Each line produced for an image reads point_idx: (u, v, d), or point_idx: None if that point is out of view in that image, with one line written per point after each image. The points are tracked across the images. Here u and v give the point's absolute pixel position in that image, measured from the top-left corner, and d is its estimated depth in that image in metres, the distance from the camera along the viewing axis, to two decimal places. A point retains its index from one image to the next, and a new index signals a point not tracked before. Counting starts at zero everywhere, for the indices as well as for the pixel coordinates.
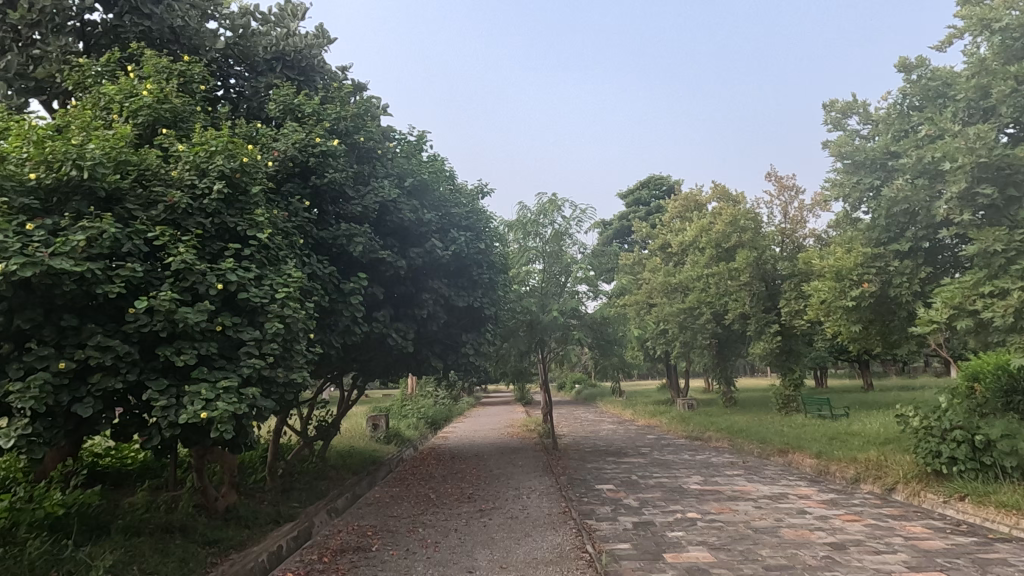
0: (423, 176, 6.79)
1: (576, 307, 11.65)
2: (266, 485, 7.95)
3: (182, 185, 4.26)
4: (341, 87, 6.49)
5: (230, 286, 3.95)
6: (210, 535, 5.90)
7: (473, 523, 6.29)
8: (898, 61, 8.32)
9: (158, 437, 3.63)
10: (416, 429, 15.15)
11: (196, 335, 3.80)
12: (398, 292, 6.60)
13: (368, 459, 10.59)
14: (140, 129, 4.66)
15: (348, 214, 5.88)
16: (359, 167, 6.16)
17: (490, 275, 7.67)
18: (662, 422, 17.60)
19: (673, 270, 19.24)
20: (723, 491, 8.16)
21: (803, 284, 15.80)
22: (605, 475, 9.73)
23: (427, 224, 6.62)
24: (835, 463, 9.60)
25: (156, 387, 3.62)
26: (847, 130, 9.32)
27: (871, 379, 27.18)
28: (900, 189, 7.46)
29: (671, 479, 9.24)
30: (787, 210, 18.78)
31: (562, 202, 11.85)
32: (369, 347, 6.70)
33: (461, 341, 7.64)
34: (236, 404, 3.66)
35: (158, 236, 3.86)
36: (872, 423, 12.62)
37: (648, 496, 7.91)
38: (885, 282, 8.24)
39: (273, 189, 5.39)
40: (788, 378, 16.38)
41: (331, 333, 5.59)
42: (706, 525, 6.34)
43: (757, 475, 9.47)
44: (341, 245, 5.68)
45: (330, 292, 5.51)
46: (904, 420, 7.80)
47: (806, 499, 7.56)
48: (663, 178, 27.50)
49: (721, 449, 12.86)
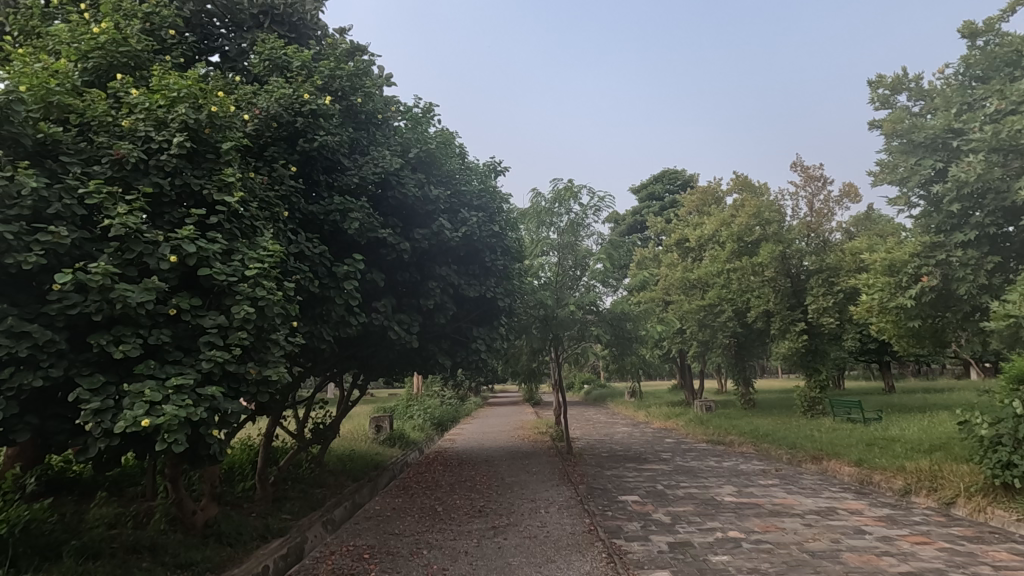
0: (429, 146, 5.98)
1: (594, 301, 10.82)
2: (256, 494, 7.17)
3: (135, 138, 3.48)
4: (336, 44, 5.68)
5: (187, 259, 3.16)
6: (183, 556, 5.11)
7: (486, 544, 5.49)
8: (964, 26, 7.49)
9: (91, 452, 2.83)
10: (422, 431, 14.37)
11: (141, 319, 3.01)
12: (401, 279, 5.78)
13: (369, 464, 9.79)
14: (90, 77, 3.86)
15: (342, 186, 5.08)
16: (355, 133, 5.37)
17: (505, 262, 6.86)
18: (679, 425, 16.76)
19: (692, 265, 18.38)
20: (763, 505, 7.30)
21: (832, 280, 14.91)
22: (628, 484, 8.88)
23: (435, 202, 5.82)
24: (880, 472, 8.75)
25: (87, 385, 2.83)
26: (897, 107, 8.45)
27: (891, 381, 26.19)
28: (971, 168, 6.52)
29: (701, 490, 8.40)
30: (812, 202, 17.87)
31: (579, 189, 11.00)
32: (368, 342, 5.92)
33: (471, 336, 6.83)
34: (190, 408, 2.88)
35: (94, 193, 3.07)
36: (911, 429, 11.72)
37: (679, 510, 7.07)
38: (947, 274, 7.40)
39: (254, 153, 4.61)
40: (813, 379, 15.51)
41: (323, 324, 4.81)
42: (754, 548, 5.52)
43: (795, 485, 8.62)
44: (335, 221, 4.88)
45: (320, 276, 4.72)
46: (968, 427, 6.95)
47: (859, 515, 6.72)
48: (678, 172, 26.70)
49: (747, 455, 12.02)
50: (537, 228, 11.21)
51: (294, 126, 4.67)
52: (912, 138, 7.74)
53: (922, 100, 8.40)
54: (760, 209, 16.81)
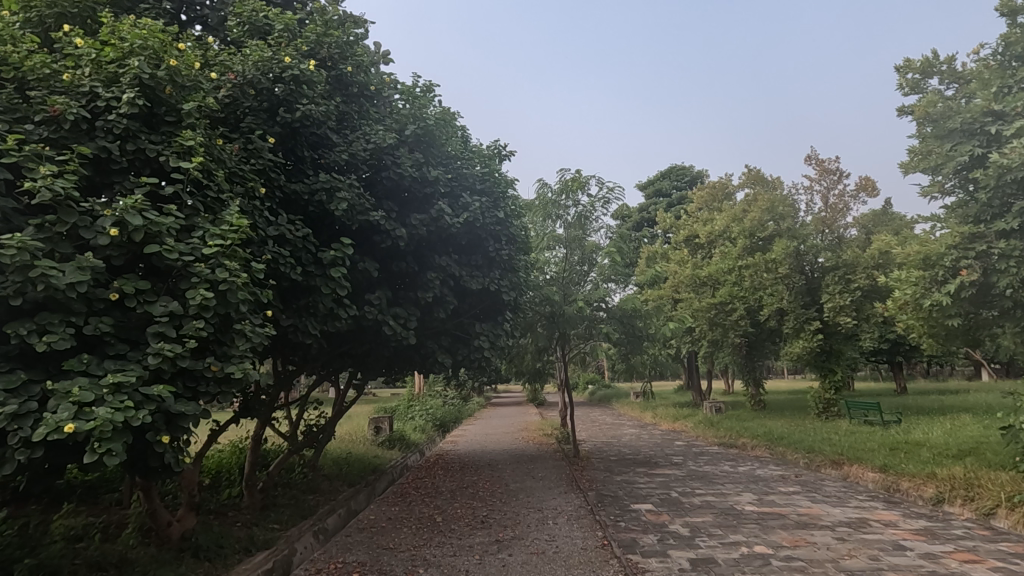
0: (429, 123, 5.43)
1: (603, 297, 10.26)
2: (243, 502, 6.68)
3: (79, 94, 2.98)
4: (325, 10, 5.15)
5: (132, 234, 2.67)
6: (153, 572, 4.59)
7: (489, 561, 4.99)
8: (1002, 3, 6.94)
9: (8, 466, 2.30)
10: (422, 432, 13.87)
11: (73, 304, 2.50)
12: (396, 268, 5.27)
13: (367, 468, 9.29)
14: (34, 29, 3.36)
15: (330, 163, 4.56)
16: (344, 106, 4.86)
17: (511, 251, 6.33)
18: (688, 427, 16.24)
19: (702, 262, 17.85)
20: (788, 515, 6.76)
21: (849, 277, 14.30)
22: (641, 490, 8.35)
23: (433, 183, 5.27)
24: (908, 479, 8.21)
25: (3, 384, 2.31)
26: (928, 92, 7.90)
27: (903, 381, 25.50)
28: (1016, 151, 5.94)
29: (719, 498, 7.86)
30: (827, 197, 17.31)
31: (587, 180, 10.45)
32: (363, 337, 5.41)
33: (474, 333, 6.30)
34: (130, 411, 2.37)
35: (18, 152, 2.56)
36: (935, 433, 11.17)
37: (697, 522, 6.54)
38: (988, 268, 6.82)
39: (229, 124, 4.11)
40: (828, 380, 14.99)
41: (308, 317, 4.32)
42: (785, 566, 4.98)
43: (818, 494, 8.07)
44: (320, 201, 4.36)
45: (304, 263, 4.22)
46: (1011, 432, 6.40)
47: (895, 528, 6.19)
48: (686, 168, 26.21)
49: (762, 459, 11.47)
50: (543, 222, 10.67)
51: (273, 94, 4.19)
52: (947, 122, 7.15)
53: (955, 83, 7.85)
54: (773, 204, 16.27)
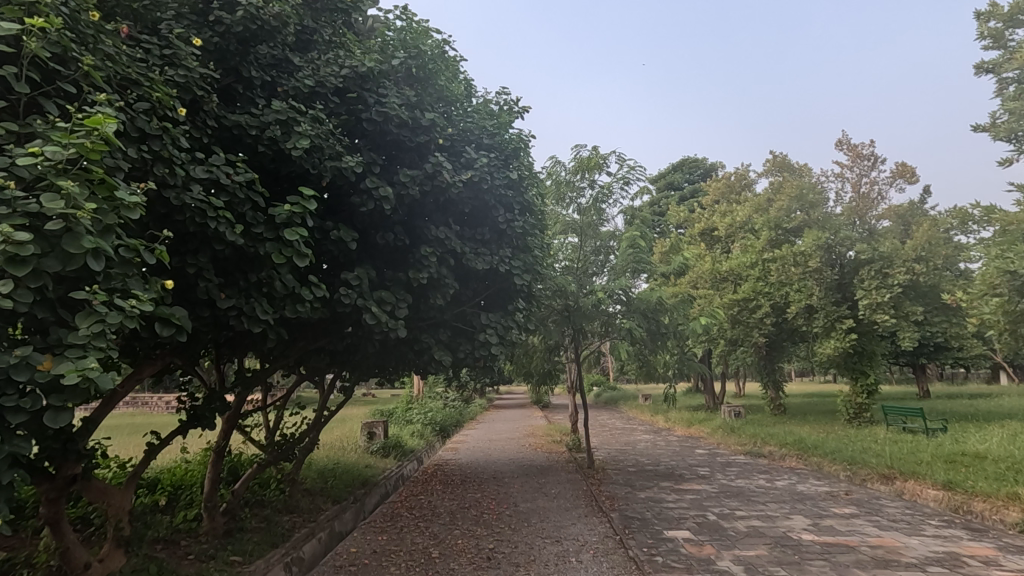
0: (422, 52, 4.27)
1: (625, 287, 8.98)
2: (202, 527, 5.50)
3: None
4: None
5: None
6: None
7: None
8: None
9: None
10: (421, 438, 12.70)
11: None
12: (382, 240, 4.10)
13: (355, 481, 8.09)
14: None
15: (288, 90, 3.44)
16: (308, 22, 3.87)
17: (524, 225, 5.13)
18: (705, 433, 15.03)
19: (721, 257, 16.73)
20: (859, 549, 5.55)
21: (886, 271, 13.01)
22: (673, 511, 7.15)
23: (429, 129, 4.07)
24: (982, 500, 7.02)
25: None
26: (1013, 44, 6.72)
27: (927, 385, 23.92)
28: None
29: (768, 522, 6.64)
30: (857, 186, 16.10)
31: (604, 157, 9.22)
32: (341, 330, 4.24)
33: (479, 325, 5.04)
34: None
35: None
36: (994, 444, 9.90)
37: (750, 556, 5.34)
38: None
39: (144, 26, 3.07)
40: (860, 383, 13.73)
41: (257, 297, 3.16)
42: None
43: (882, 517, 6.85)
44: (272, 137, 3.21)
45: (248, 221, 3.05)
46: None
47: (1000, 568, 4.97)
48: (699, 161, 25.18)
49: (798, 471, 10.21)
50: (554, 204, 9.50)
51: None
52: None
53: None
54: (801, 191, 15.32)
